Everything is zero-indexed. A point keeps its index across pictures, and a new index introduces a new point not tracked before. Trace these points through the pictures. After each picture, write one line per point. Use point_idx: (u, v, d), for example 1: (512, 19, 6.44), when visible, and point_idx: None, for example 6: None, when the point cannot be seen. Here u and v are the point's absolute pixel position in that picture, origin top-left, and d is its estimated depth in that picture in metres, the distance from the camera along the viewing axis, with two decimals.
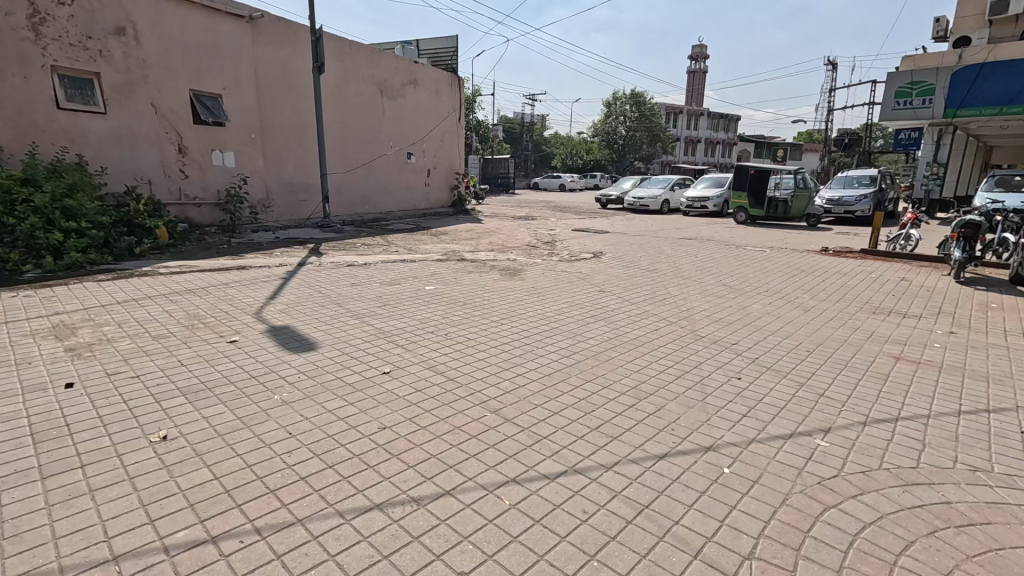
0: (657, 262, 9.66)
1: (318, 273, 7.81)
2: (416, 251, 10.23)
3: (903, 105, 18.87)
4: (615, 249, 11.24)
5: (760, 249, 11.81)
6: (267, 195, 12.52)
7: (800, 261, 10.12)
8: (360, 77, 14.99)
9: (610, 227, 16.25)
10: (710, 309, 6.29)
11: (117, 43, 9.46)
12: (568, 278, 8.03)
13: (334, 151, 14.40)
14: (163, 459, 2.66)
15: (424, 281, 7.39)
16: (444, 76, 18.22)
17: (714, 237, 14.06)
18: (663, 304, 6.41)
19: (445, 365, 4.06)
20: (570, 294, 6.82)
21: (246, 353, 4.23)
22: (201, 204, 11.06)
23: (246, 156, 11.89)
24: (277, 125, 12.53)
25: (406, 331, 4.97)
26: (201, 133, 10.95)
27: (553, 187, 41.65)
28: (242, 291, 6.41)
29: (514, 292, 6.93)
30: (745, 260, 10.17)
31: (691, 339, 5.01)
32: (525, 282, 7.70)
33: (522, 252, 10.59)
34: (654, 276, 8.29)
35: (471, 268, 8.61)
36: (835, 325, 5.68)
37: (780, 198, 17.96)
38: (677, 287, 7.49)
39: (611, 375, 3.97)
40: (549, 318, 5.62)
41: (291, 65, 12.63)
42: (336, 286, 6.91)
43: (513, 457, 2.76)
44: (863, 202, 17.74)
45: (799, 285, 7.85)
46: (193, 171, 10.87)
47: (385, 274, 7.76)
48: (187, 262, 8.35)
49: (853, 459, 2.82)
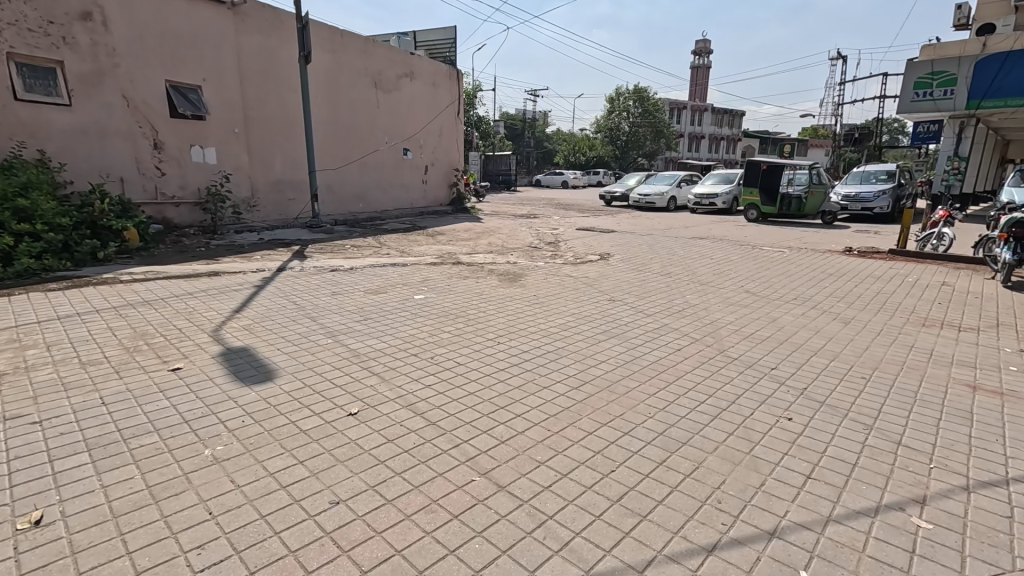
0: (670, 265, 8.87)
1: (298, 280, 7.07)
2: (409, 254, 9.49)
3: (922, 96, 17.96)
4: (624, 250, 10.44)
5: (778, 250, 11.01)
6: (252, 193, 11.79)
7: (824, 263, 9.33)
8: (353, 69, 14.21)
9: (616, 226, 15.46)
10: (736, 320, 5.53)
11: (82, 30, 8.72)
12: (573, 284, 7.25)
13: (325, 147, 13.65)
14: (21, 562, 1.92)
15: (413, 289, 6.65)
16: (442, 68, 17.43)
17: (726, 236, 13.27)
18: (681, 315, 5.66)
19: (427, 403, 3.31)
20: (577, 305, 6.06)
21: (187, 387, 3.48)
22: (180, 203, 10.35)
23: (229, 152, 11.15)
24: (262, 119, 11.79)
25: (386, 354, 4.19)
26: (179, 127, 10.22)
27: (557, 183, 40.57)
28: (207, 303, 5.67)
29: (514, 302, 6.18)
30: (764, 262, 9.38)
31: (721, 361, 4.24)
32: (526, 289, 6.96)
33: (523, 254, 9.84)
34: (668, 281, 7.52)
35: (467, 272, 7.86)
36: (885, 341, 4.91)
37: (793, 194, 17.11)
38: (695, 294, 6.75)
39: (631, 415, 3.20)
40: (554, 335, 4.84)
41: (277, 55, 11.87)
42: (315, 296, 6.17)
43: (506, 555, 2.01)
44: (881, 199, 16.96)
45: (831, 291, 7.05)
46: (169, 168, 10.15)
47: (371, 281, 7.02)
48: (157, 267, 7.63)
49: (971, 553, 2.06)
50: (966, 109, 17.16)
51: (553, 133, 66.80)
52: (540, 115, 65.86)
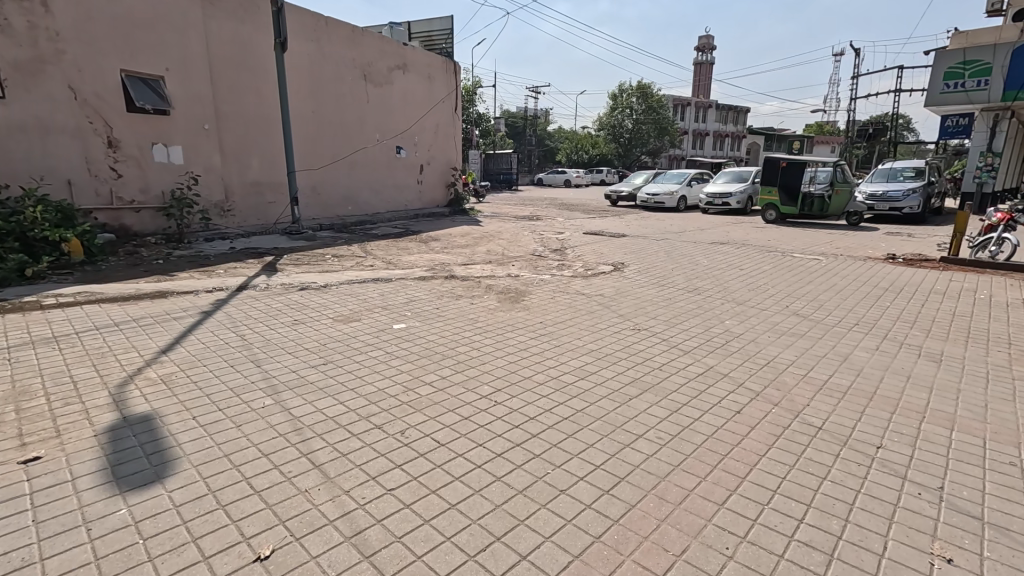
0: (695, 278, 7.72)
1: (258, 302, 5.91)
2: (396, 265, 8.33)
3: (953, 87, 16.80)
4: (639, 259, 9.26)
5: (811, 257, 9.83)
6: (226, 197, 10.65)
7: (871, 274, 8.16)
8: (339, 61, 13.04)
9: (625, 229, 14.33)
10: (797, 360, 4.33)
11: (17, 10, 7.60)
12: (586, 305, 6.09)
13: (309, 145, 12.50)
14: None
15: (395, 315, 5.49)
16: (437, 60, 16.25)
17: (749, 240, 12.12)
18: (729, 353, 4.46)
19: (381, 532, 2.16)
20: (595, 336, 4.88)
21: (26, 501, 2.32)
22: (140, 208, 9.24)
23: (198, 150, 10.01)
24: (236, 114, 10.63)
25: (338, 427, 3.03)
26: (138, 123, 9.10)
27: (558, 182, 39.49)
28: (131, 339, 4.51)
29: (515, 333, 5.00)
30: (801, 273, 8.20)
31: (805, 435, 3.04)
32: (530, 312, 5.79)
33: (525, 264, 8.69)
34: (698, 301, 6.36)
35: (460, 290, 6.71)
36: (1007, 395, 3.70)
37: (815, 193, 15.77)
38: (735, 318, 5.61)
39: (698, 556, 2.06)
40: (569, 388, 3.66)
41: (251, 43, 10.71)
42: (270, 326, 5.01)
43: None
44: (911, 198, 15.73)
45: (896, 314, 5.89)
46: (127, 169, 9.04)
47: (344, 304, 5.86)
48: (95, 285, 6.48)
49: None
50: (1001, 101, 15.86)
51: (556, 129, 65.57)
52: (541, 112, 64.59)
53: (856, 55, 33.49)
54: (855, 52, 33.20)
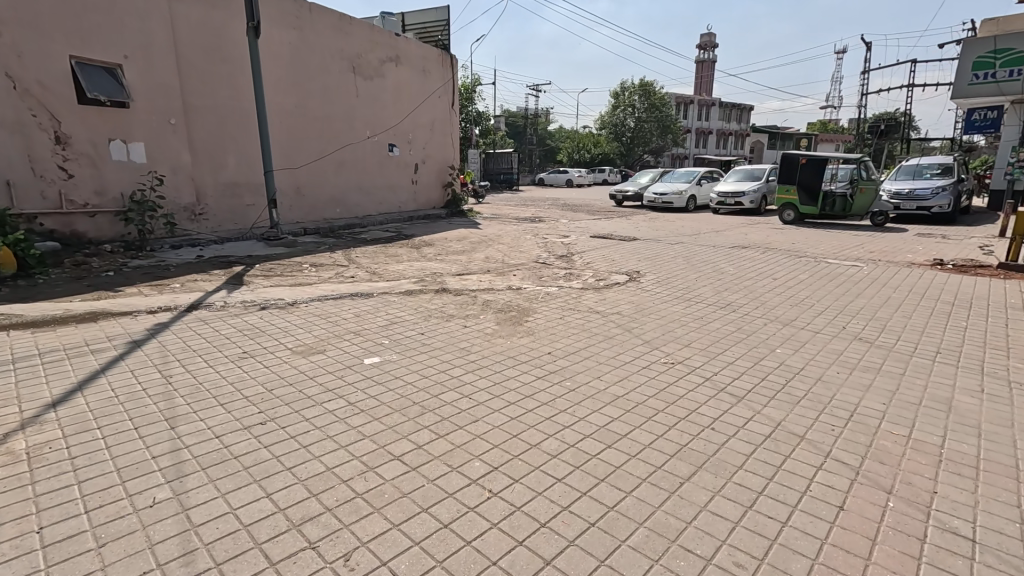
0: (724, 290, 6.70)
1: (205, 326, 4.88)
2: (381, 277, 7.31)
3: (982, 78, 15.77)
4: (656, 267, 8.21)
5: (846, 263, 8.79)
6: (197, 199, 9.65)
7: (924, 284, 7.11)
8: (326, 51, 12.03)
9: (634, 231, 13.30)
10: (889, 412, 3.27)
11: None
12: (602, 328, 5.03)
13: (291, 142, 11.49)
14: None
15: (367, 345, 4.43)
16: (433, 52, 15.22)
17: (772, 244, 11.11)
18: (796, 402, 3.39)
19: None
20: (619, 375, 3.84)
21: None
22: (96, 211, 8.25)
23: (163, 146, 9.00)
24: (207, 107, 9.62)
25: (253, 549, 2.01)
26: (92, 116, 8.11)
27: (559, 182, 38.44)
28: (20, 386, 3.47)
29: (517, 370, 3.94)
30: (845, 284, 7.15)
31: (958, 558, 2.01)
32: (534, 338, 4.74)
33: (529, 274, 7.66)
34: (735, 321, 5.35)
35: (452, 308, 5.69)
36: None
37: (837, 192, 14.74)
38: (787, 345, 4.58)
39: None
40: (592, 464, 2.63)
41: (224, 29, 9.71)
42: (208, 361, 3.98)
43: None
44: (939, 197, 14.72)
45: (981, 337, 4.85)
46: (80, 168, 8.05)
47: (309, 329, 4.82)
48: (18, 304, 5.46)
49: None
50: None
51: (556, 129, 64.27)
52: (541, 112, 63.48)
53: (867, 48, 32.38)
54: (867, 47, 32.15)
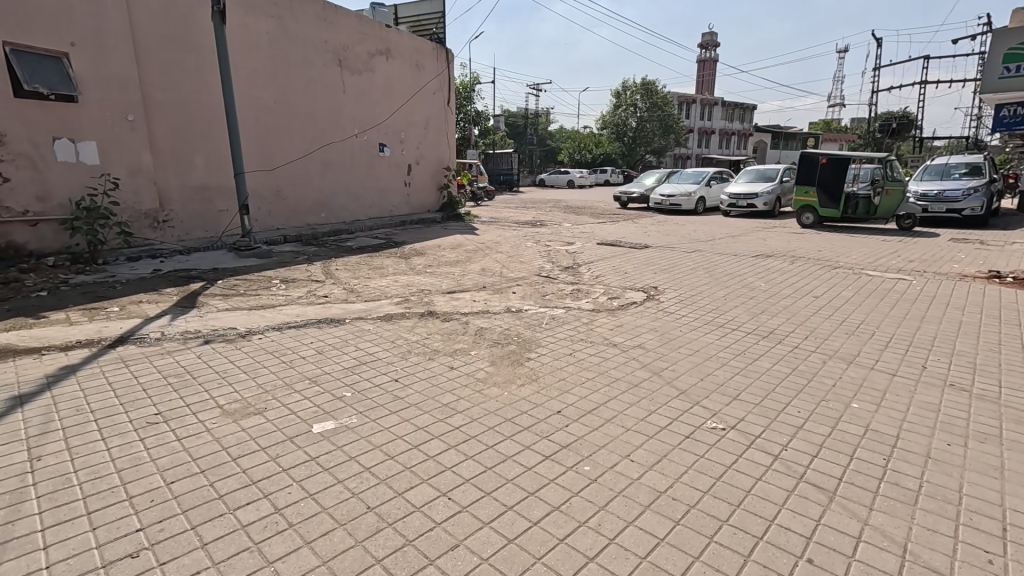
0: (762, 312, 5.68)
1: (123, 370, 3.85)
2: (359, 296, 6.29)
3: (1014, 71, 14.75)
4: (675, 282, 7.17)
5: (890, 275, 7.76)
6: (160, 204, 8.66)
7: (993, 303, 6.08)
8: (309, 43, 11.02)
9: (644, 237, 12.27)
10: None
11: None
12: (624, 370, 3.99)
13: (270, 142, 10.51)
14: None
15: (322, 401, 3.39)
16: (426, 46, 14.22)
17: (797, 251, 10.12)
18: (916, 504, 2.37)
19: None
20: (656, 452, 2.80)
21: None
22: (38, 219, 7.26)
23: (120, 145, 8.00)
24: (171, 103, 8.63)
25: None
26: (33, 111, 7.10)
27: (561, 183, 37.35)
28: None
29: (517, 441, 2.91)
30: (901, 303, 6.12)
31: None
32: (539, 386, 3.71)
33: (530, 291, 6.62)
34: (788, 358, 4.31)
35: (438, 340, 4.67)
36: None
37: (860, 193, 13.71)
38: (869, 398, 3.53)
39: None
40: None
41: (189, 15, 8.70)
42: (99, 432, 2.93)
43: None
44: (971, 198, 13.72)
45: None
46: (17, 171, 7.05)
47: (253, 375, 3.79)
48: None
49: None
50: None
51: (556, 130, 63.15)
52: (541, 113, 62.41)
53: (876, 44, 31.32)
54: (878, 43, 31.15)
